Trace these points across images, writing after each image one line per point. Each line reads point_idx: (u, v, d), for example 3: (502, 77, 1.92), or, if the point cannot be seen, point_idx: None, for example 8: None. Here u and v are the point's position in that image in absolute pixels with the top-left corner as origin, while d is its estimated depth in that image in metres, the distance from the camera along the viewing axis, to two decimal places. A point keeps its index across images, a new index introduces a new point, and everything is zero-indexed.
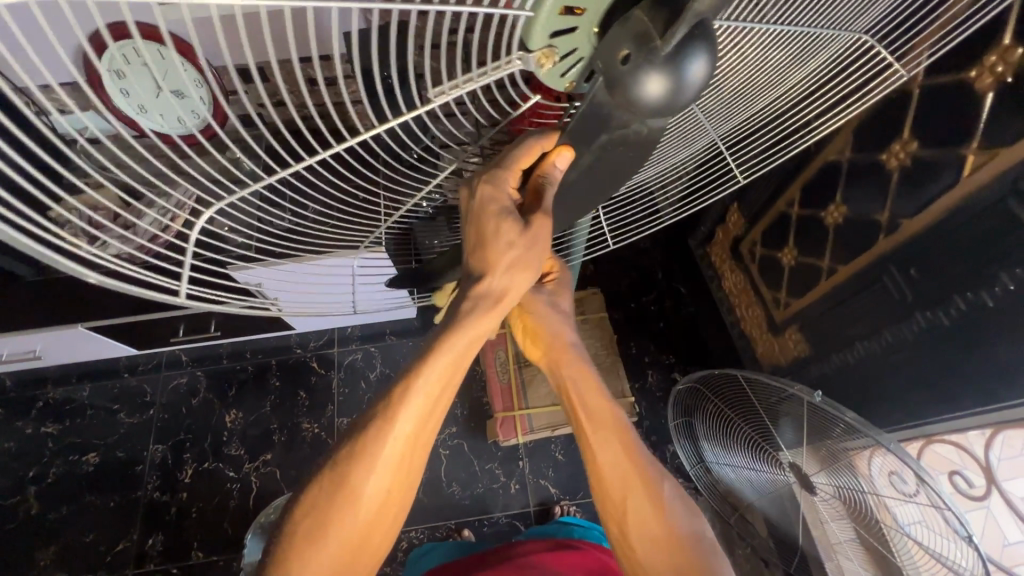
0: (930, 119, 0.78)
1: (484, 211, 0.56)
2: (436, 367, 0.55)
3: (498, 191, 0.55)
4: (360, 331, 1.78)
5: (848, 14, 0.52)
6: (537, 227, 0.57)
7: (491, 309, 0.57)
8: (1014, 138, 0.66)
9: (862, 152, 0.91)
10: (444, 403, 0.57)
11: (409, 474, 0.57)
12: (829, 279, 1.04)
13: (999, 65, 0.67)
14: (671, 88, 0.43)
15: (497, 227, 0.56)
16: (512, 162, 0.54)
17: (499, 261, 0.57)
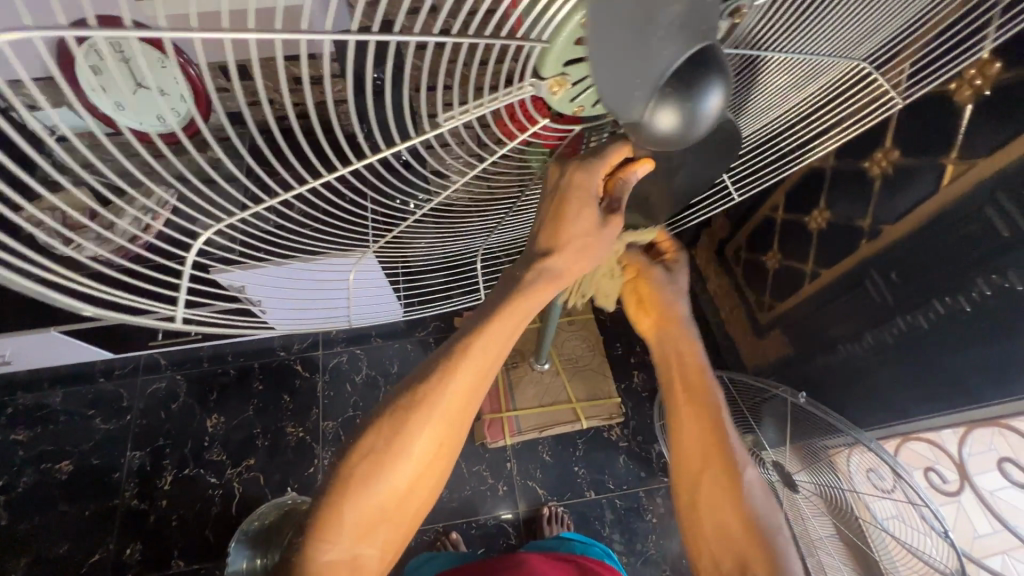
0: (910, 128, 0.80)
1: (567, 195, 0.59)
2: (503, 317, 0.60)
3: (587, 181, 0.57)
4: (346, 333, 1.76)
5: (848, 43, 0.52)
6: (610, 224, 0.62)
7: (547, 280, 0.61)
8: (993, 148, 0.69)
9: (845, 160, 0.94)
10: (504, 347, 0.62)
11: (464, 411, 0.60)
12: (813, 282, 1.06)
13: (977, 78, 0.69)
14: (682, 126, 0.42)
15: (576, 212, 0.60)
16: (601, 159, 0.56)
17: (568, 240, 0.61)
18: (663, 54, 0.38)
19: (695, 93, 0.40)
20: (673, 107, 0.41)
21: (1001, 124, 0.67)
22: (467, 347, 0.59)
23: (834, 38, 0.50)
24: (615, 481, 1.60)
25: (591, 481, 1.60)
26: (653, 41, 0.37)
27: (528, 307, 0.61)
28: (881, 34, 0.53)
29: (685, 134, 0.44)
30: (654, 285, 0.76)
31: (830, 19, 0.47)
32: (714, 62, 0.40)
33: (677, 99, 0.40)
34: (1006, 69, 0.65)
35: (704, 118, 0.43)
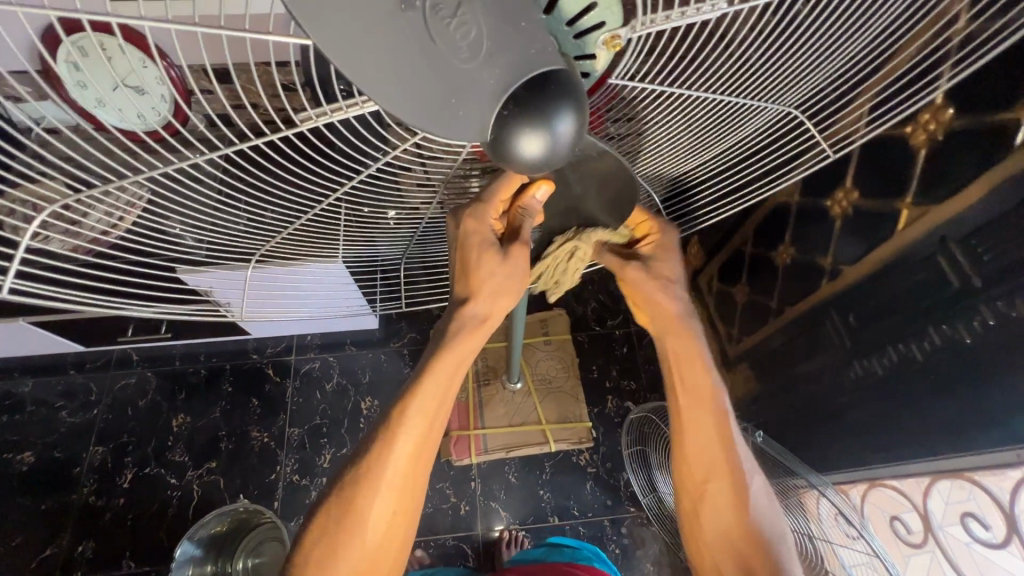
0: (869, 170, 0.79)
1: (468, 238, 0.60)
2: (435, 379, 0.60)
3: (479, 225, 0.60)
4: (320, 339, 1.75)
5: (774, 87, 0.52)
6: (515, 256, 0.62)
7: (471, 330, 0.61)
8: (945, 197, 0.67)
9: (809, 197, 0.92)
10: (445, 409, 0.61)
11: (413, 481, 0.60)
12: (778, 319, 1.05)
13: (931, 122, 0.68)
14: (543, 145, 0.38)
15: (478, 258, 0.61)
16: (483, 203, 0.60)
17: (483, 286, 0.62)
18: (472, 74, 0.34)
19: (535, 114, 0.36)
20: (512, 128, 0.37)
21: (954, 172, 0.66)
22: (404, 409, 0.59)
23: (746, 85, 0.50)
24: (581, 508, 1.56)
25: (556, 507, 1.57)
26: (452, 59, 0.34)
27: (460, 359, 0.61)
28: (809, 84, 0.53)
29: (547, 164, 0.40)
30: (639, 288, 0.70)
31: (730, 64, 0.47)
32: (550, 90, 0.36)
33: (512, 118, 0.36)
34: (958, 115, 0.64)
35: (560, 142, 0.39)
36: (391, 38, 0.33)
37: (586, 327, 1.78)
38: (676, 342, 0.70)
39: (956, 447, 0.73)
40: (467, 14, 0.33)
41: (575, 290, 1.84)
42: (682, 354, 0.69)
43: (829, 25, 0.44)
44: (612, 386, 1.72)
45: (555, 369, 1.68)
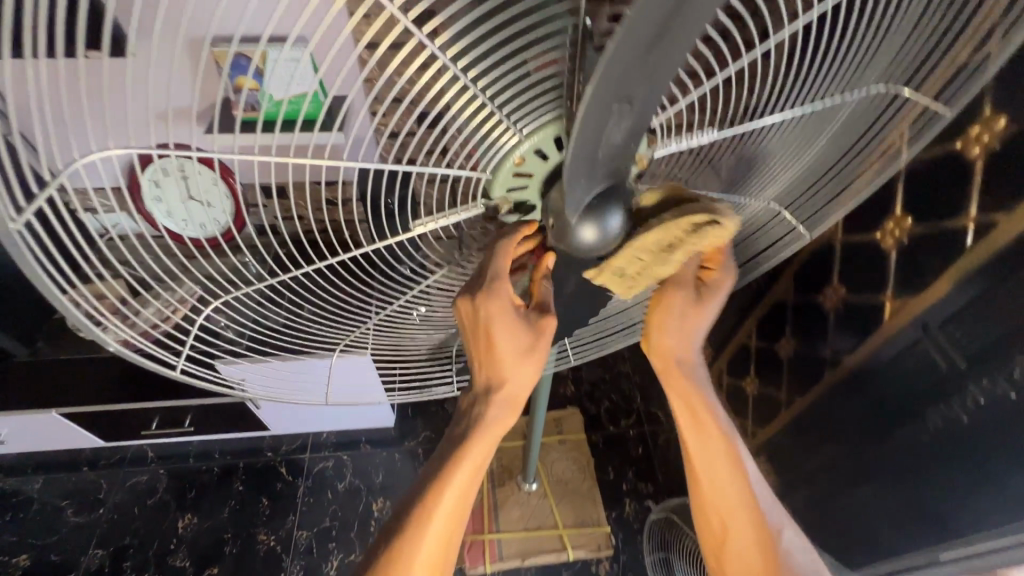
0: (852, 270, 0.90)
1: (489, 308, 0.57)
2: (467, 463, 0.60)
3: (498, 299, 0.57)
4: (336, 437, 1.75)
5: (757, 187, 0.64)
6: (541, 328, 0.60)
7: (503, 408, 0.61)
8: (919, 290, 0.77)
9: (803, 294, 1.03)
10: (475, 489, 0.62)
11: (445, 559, 0.62)
12: (789, 410, 1.09)
13: (896, 229, 0.80)
14: (599, 236, 0.53)
15: (501, 330, 0.58)
16: (498, 271, 0.57)
17: (505, 364, 0.60)
18: (604, 153, 0.45)
19: (600, 216, 0.52)
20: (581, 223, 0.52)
21: (922, 269, 0.76)
22: (438, 497, 0.59)
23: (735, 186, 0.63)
24: None
25: None
26: (602, 144, 0.44)
27: (493, 439, 0.61)
28: (784, 186, 0.65)
29: (600, 246, 0.55)
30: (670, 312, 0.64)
31: (725, 173, 0.60)
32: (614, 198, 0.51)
33: (585, 216, 0.52)
34: (916, 223, 0.77)
35: (611, 233, 0.53)
36: (596, 110, 0.40)
37: (601, 426, 1.79)
38: (680, 394, 0.67)
39: (972, 536, 0.73)
40: (633, 121, 0.43)
41: (588, 390, 1.87)
42: (690, 406, 0.67)
43: (800, 140, 0.58)
44: (630, 488, 1.68)
45: (570, 469, 1.67)
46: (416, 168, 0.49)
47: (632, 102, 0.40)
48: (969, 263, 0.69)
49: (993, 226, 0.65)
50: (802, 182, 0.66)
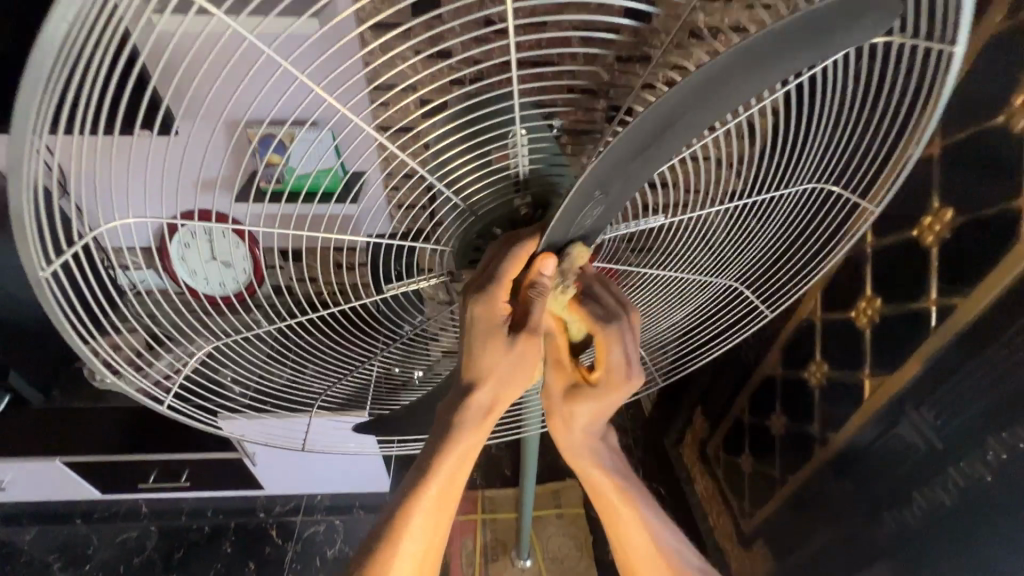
0: (832, 347, 0.91)
1: (477, 322, 0.53)
2: (440, 476, 0.54)
3: (490, 310, 0.52)
4: (329, 500, 1.72)
5: (717, 265, 0.71)
6: (525, 346, 0.54)
7: (474, 425, 0.55)
8: (893, 368, 0.78)
9: (790, 368, 1.03)
10: (452, 501, 0.57)
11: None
12: (783, 489, 1.07)
13: (868, 308, 0.82)
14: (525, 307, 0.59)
15: (486, 340, 0.53)
16: (491, 287, 0.52)
17: (490, 373, 0.55)
18: (579, 227, 0.50)
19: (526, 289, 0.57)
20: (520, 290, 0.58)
21: (895, 347, 0.78)
22: (410, 510, 0.54)
23: (695, 264, 0.70)
24: None
25: None
26: (582, 218, 0.49)
27: (466, 451, 0.56)
28: (742, 263, 0.72)
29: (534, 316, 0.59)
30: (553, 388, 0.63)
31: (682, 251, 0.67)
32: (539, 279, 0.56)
33: None
34: (885, 303, 0.79)
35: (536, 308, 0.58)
36: (595, 185, 0.44)
37: None
38: (595, 477, 0.67)
39: None
40: (609, 206, 0.49)
41: None
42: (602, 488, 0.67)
43: (748, 222, 0.65)
44: None
45: (567, 546, 1.60)
46: (384, 238, 0.57)
47: (616, 189, 0.46)
48: (934, 343, 0.71)
49: (953, 308, 0.68)
50: (759, 261, 0.73)
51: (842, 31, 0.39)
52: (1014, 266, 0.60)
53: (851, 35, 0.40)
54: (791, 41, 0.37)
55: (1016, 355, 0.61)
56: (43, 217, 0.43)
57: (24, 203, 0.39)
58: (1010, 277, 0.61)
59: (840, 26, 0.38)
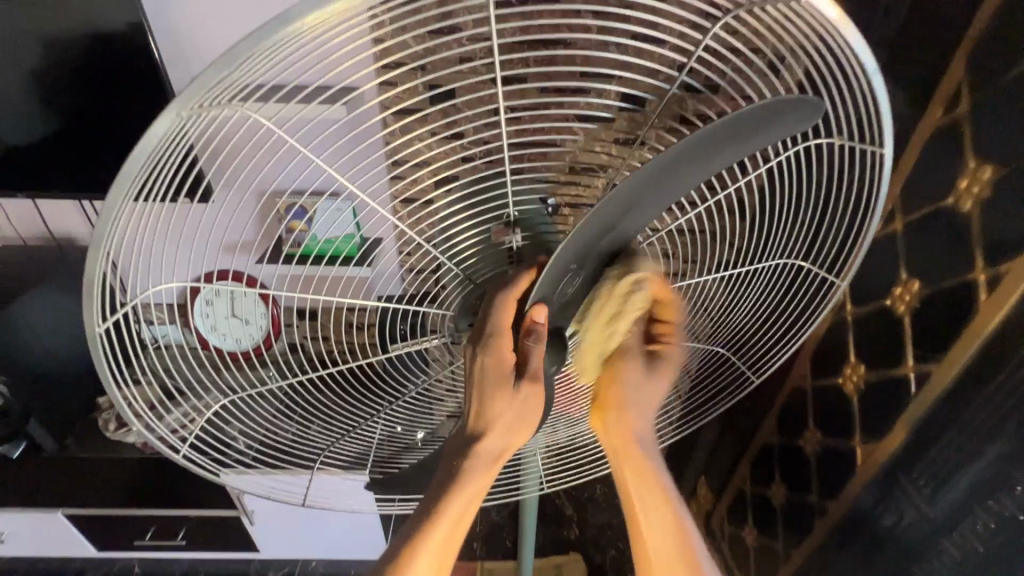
0: (824, 414, 0.93)
1: (483, 376, 0.54)
2: (443, 525, 0.53)
3: (498, 358, 0.53)
4: (323, 566, 1.67)
5: (703, 331, 0.77)
6: (529, 392, 0.55)
7: (483, 474, 0.55)
8: (881, 435, 0.79)
9: (787, 436, 1.03)
10: (455, 547, 0.56)
11: None
12: (787, 565, 1.03)
13: (854, 374, 0.85)
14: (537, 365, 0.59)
15: (494, 391, 0.54)
16: (490, 341, 0.54)
17: (497, 422, 0.55)
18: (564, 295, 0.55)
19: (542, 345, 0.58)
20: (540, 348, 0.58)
21: (881, 414, 0.79)
22: (412, 559, 0.53)
23: (681, 329, 0.76)
24: None
25: None
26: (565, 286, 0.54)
27: (476, 494, 0.55)
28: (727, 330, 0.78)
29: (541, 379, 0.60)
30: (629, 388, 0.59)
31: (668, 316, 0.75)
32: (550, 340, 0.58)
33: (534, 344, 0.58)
34: (869, 370, 0.82)
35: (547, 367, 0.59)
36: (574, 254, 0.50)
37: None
38: (643, 482, 0.60)
39: None
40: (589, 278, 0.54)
41: (591, 534, 1.76)
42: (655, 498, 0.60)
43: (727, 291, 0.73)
44: None
45: None
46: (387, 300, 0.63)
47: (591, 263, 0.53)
48: (917, 409, 0.72)
49: (930, 375, 0.70)
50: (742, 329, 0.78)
51: (764, 126, 0.45)
52: (979, 333, 0.63)
53: (781, 124, 0.46)
54: (713, 141, 0.44)
55: (992, 420, 0.63)
56: (105, 282, 0.50)
57: (96, 271, 0.47)
58: (977, 344, 0.64)
59: (761, 124, 0.45)
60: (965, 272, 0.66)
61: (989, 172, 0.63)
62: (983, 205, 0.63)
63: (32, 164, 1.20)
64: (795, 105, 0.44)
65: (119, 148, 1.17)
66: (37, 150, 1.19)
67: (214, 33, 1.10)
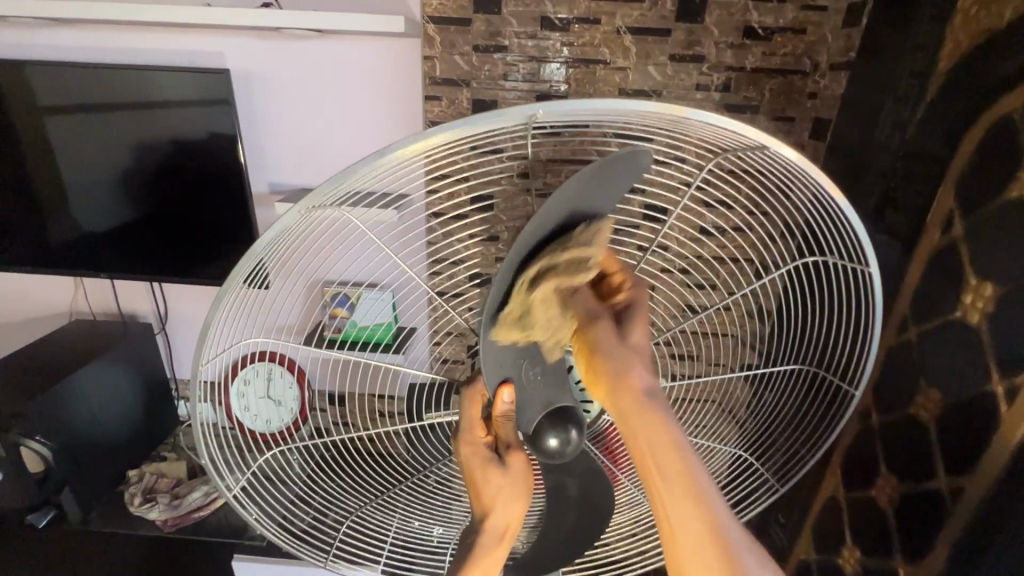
0: (860, 533, 0.88)
1: (472, 468, 0.61)
2: None
3: (476, 447, 0.61)
4: None
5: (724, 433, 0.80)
6: (513, 463, 0.61)
7: (496, 547, 0.61)
8: (922, 553, 0.75)
9: (823, 553, 0.97)
10: None
11: None
12: None
13: (887, 485, 0.83)
14: (561, 438, 0.58)
15: (484, 476, 0.60)
16: (468, 426, 0.62)
17: (493, 504, 0.60)
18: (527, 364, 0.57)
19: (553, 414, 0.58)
20: (545, 425, 0.58)
21: (919, 528, 0.76)
22: None
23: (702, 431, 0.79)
24: None
25: None
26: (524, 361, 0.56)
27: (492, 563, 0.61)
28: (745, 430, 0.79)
29: (557, 455, 0.58)
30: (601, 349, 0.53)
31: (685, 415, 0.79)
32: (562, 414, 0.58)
33: (548, 421, 0.58)
34: (902, 482, 0.80)
35: (566, 441, 0.58)
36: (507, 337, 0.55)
37: None
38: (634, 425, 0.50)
39: None
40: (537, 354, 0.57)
41: None
42: (652, 440, 0.49)
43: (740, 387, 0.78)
44: None
45: None
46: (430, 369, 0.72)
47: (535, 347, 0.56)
48: (956, 523, 0.70)
49: (963, 488, 0.69)
50: (760, 428, 0.80)
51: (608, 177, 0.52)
52: (1006, 445, 0.64)
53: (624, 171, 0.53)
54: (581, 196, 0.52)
55: None
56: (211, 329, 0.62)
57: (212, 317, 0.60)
58: (1005, 457, 0.64)
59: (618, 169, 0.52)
60: (983, 383, 0.68)
61: (990, 290, 0.68)
62: (991, 320, 0.68)
63: (123, 247, 1.37)
64: (632, 154, 0.52)
65: (200, 237, 1.34)
66: (129, 236, 1.36)
67: (297, 147, 1.31)
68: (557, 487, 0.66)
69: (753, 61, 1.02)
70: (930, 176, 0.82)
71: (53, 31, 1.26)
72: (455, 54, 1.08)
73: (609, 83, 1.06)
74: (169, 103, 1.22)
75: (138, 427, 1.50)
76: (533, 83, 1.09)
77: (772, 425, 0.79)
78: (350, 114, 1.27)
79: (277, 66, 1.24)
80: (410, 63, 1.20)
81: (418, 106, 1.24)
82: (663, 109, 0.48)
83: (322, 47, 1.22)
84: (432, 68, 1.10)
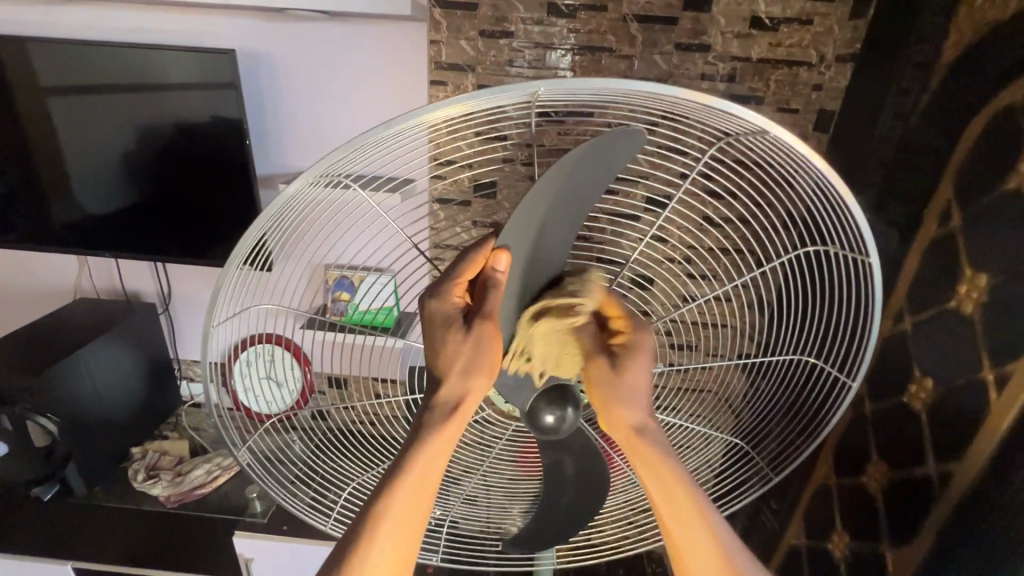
0: (850, 519, 0.90)
1: (434, 327, 0.55)
2: (405, 480, 0.52)
3: (443, 303, 0.55)
4: None
5: (716, 417, 0.82)
6: (482, 332, 0.53)
7: (448, 421, 0.53)
8: (910, 537, 0.77)
9: (814, 539, 0.99)
10: (426, 503, 0.53)
11: (418, 510, 0.53)
12: None
13: (877, 473, 0.85)
14: (559, 419, 0.61)
15: (444, 335, 0.54)
16: (447, 280, 0.55)
17: (450, 369, 0.54)
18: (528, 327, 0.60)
19: (552, 394, 0.61)
20: (544, 408, 0.61)
21: (907, 513, 0.78)
22: (387, 505, 0.52)
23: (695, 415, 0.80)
24: None
25: None
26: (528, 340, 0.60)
27: (408, 522, 0.52)
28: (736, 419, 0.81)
29: (551, 434, 0.62)
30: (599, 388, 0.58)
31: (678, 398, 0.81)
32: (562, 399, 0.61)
33: (548, 403, 0.61)
34: (891, 469, 0.82)
35: (561, 426, 0.62)
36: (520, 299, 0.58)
37: None
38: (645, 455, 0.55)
39: None
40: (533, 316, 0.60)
41: None
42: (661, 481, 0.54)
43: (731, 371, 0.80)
44: None
45: None
46: None
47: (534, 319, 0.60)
48: (943, 506, 0.71)
49: (950, 474, 0.71)
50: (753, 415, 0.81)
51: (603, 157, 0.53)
52: (992, 432, 0.65)
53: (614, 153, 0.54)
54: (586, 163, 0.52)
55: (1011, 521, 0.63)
56: (222, 299, 0.63)
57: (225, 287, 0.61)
58: (992, 445, 0.65)
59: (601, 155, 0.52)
60: (974, 372, 0.69)
61: (984, 280, 0.70)
62: (984, 309, 0.69)
63: (127, 227, 1.38)
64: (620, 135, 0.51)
65: (205, 219, 1.35)
66: (134, 216, 1.36)
67: (301, 130, 1.32)
68: (557, 464, 0.70)
69: (759, 52, 1.02)
70: (929, 169, 0.83)
71: (60, 10, 1.26)
72: (461, 39, 1.09)
73: (614, 72, 1.07)
74: (174, 83, 1.22)
75: (143, 406, 1.53)
76: (539, 70, 1.09)
77: (765, 414, 0.81)
78: (353, 98, 1.27)
79: (284, 49, 1.25)
80: (416, 48, 1.21)
81: (423, 92, 1.24)
82: (692, 96, 0.50)
83: (328, 30, 1.22)
84: (438, 53, 1.11)
